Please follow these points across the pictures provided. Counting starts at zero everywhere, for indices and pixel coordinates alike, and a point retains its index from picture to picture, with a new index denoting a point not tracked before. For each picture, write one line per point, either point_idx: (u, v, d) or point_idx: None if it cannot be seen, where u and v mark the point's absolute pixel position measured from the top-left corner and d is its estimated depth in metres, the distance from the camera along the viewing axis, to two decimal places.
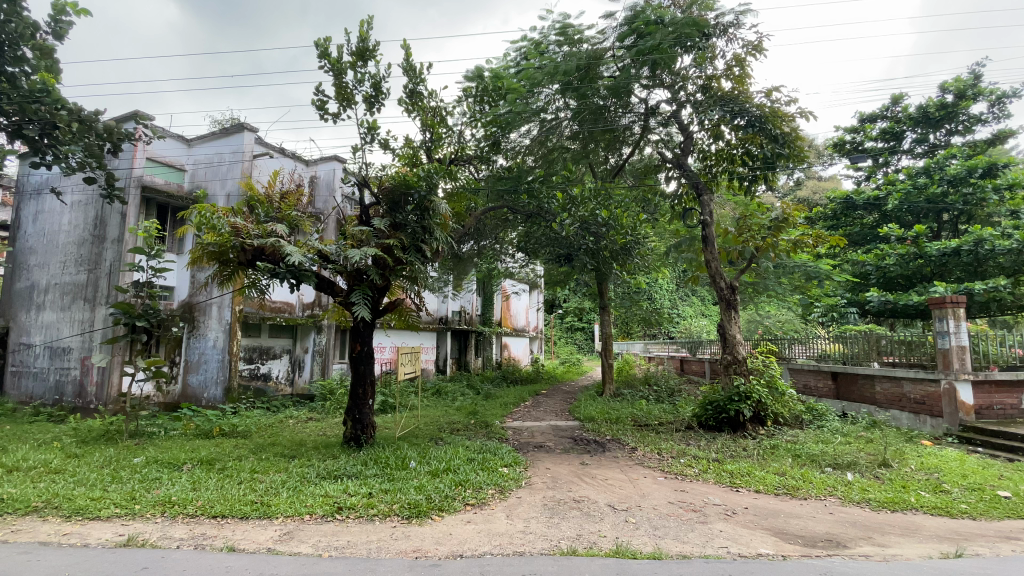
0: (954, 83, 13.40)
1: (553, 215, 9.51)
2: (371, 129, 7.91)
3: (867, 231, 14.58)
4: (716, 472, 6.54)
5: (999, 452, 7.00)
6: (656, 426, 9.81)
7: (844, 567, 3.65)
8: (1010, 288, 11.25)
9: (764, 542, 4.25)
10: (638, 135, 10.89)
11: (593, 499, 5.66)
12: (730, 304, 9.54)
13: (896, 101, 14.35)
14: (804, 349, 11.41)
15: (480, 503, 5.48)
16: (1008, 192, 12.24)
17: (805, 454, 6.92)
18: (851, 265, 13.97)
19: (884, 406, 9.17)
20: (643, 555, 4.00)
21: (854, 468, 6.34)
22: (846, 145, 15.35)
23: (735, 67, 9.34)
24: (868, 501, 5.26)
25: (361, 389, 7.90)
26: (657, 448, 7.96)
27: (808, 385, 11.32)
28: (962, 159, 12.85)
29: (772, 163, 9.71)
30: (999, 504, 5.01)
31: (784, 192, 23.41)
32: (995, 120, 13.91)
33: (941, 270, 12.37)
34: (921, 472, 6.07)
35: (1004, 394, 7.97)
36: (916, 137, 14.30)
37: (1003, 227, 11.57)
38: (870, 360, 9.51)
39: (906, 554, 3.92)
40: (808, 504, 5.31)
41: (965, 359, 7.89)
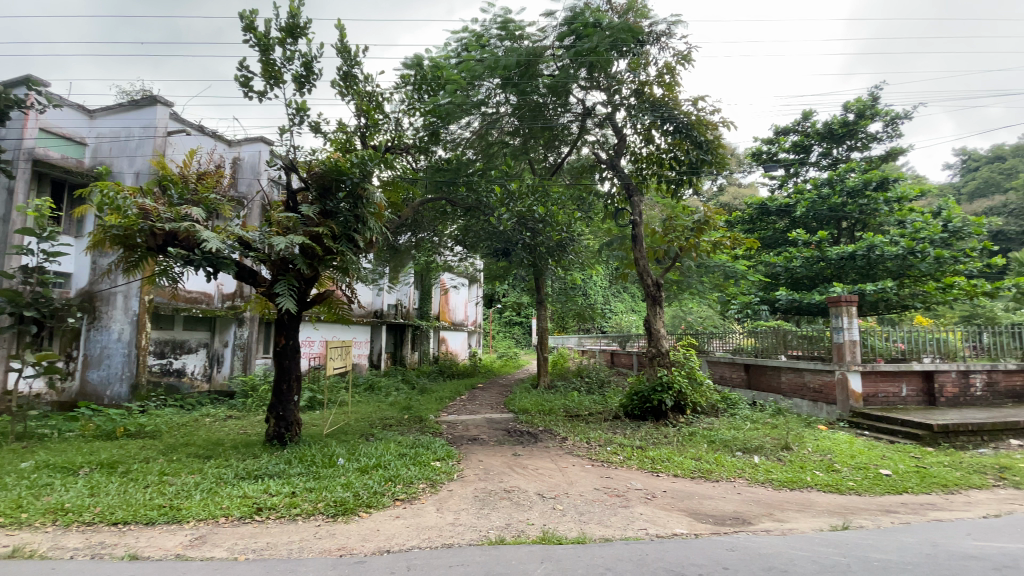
0: (856, 103, 14.81)
1: (491, 210, 9.45)
2: (301, 110, 7.53)
3: (778, 235, 15.83)
4: (639, 458, 6.91)
5: (880, 436, 7.88)
6: (586, 416, 10.18)
7: (748, 541, 3.99)
8: (895, 289, 12.75)
9: (680, 523, 4.55)
10: (576, 136, 11.12)
11: (523, 488, 5.78)
12: (655, 300, 10.03)
13: (806, 116, 15.64)
14: (721, 343, 12.27)
15: (410, 498, 5.41)
16: (897, 204, 13.75)
17: (719, 440, 7.45)
18: (764, 266, 15.14)
19: (788, 394, 10.10)
20: (568, 540, 4.15)
21: (760, 452, 6.92)
22: (763, 155, 16.57)
23: (667, 76, 9.79)
24: (771, 480, 5.77)
25: (285, 384, 7.51)
26: (585, 437, 8.24)
27: (724, 375, 12.25)
28: (859, 173, 14.29)
29: (697, 168, 10.32)
30: (880, 480, 5.66)
31: (706, 196, 24.86)
32: (888, 138, 15.54)
33: (840, 272, 13.73)
34: (817, 454, 6.73)
35: (888, 383, 8.91)
36: (822, 150, 15.70)
37: (890, 235, 13.02)
38: (778, 353, 10.39)
39: (801, 528, 4.34)
40: (720, 486, 5.75)
41: (857, 352, 8.79)
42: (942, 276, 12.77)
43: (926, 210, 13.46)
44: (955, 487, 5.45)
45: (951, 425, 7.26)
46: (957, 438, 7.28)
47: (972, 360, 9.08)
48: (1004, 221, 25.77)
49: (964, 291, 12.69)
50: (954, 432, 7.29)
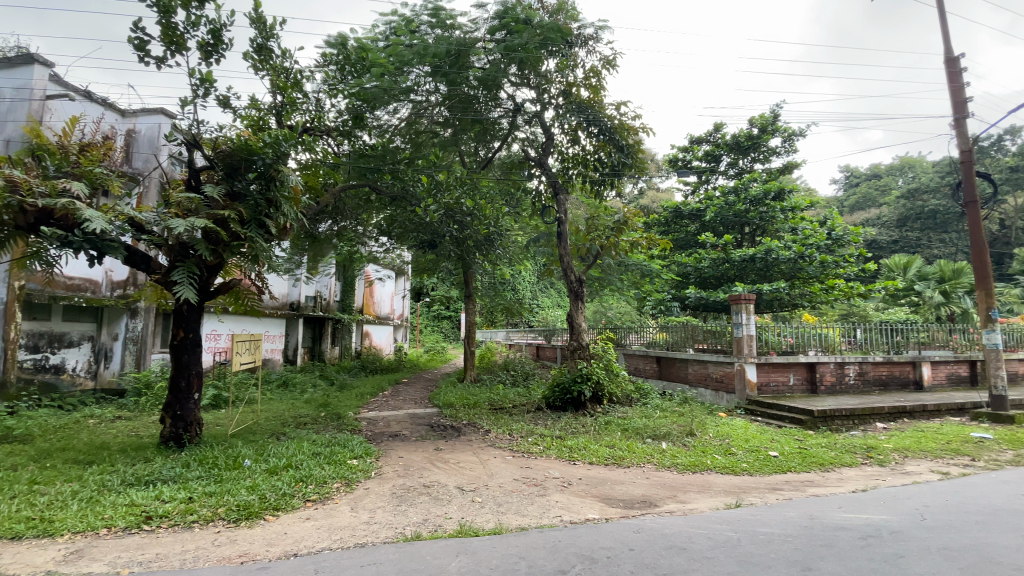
0: (759, 118, 16.17)
1: (417, 200, 9.23)
2: (205, 81, 6.88)
3: (689, 237, 16.98)
4: (558, 447, 7.13)
5: (770, 421, 8.73)
6: (510, 408, 10.34)
7: (652, 523, 4.25)
8: (787, 290, 14.17)
9: (592, 508, 4.75)
10: (506, 132, 11.19)
11: (443, 483, 5.75)
12: (577, 296, 10.37)
13: (717, 127, 16.86)
14: (637, 337, 12.96)
15: (322, 498, 5.19)
16: (791, 213, 15.23)
17: (632, 428, 7.88)
18: (676, 265, 16.20)
19: (694, 384, 10.90)
20: (484, 532, 4.18)
21: (668, 438, 7.40)
22: (678, 162, 17.67)
23: (593, 79, 10.10)
24: (676, 465, 6.19)
25: (184, 381, 6.89)
26: (508, 429, 8.36)
27: (638, 367, 12.96)
28: (760, 183, 15.64)
29: (618, 171, 10.75)
30: (769, 462, 6.27)
31: (628, 198, 26.05)
32: (786, 152, 17.14)
33: (742, 273, 15.01)
34: (717, 439, 7.31)
35: (778, 373, 9.87)
36: (730, 160, 17.02)
37: (785, 240, 14.43)
38: (687, 347, 11.16)
39: (700, 508, 4.70)
40: (630, 471, 6.08)
41: (753, 346, 9.68)
42: (826, 279, 14.37)
43: (815, 219, 15.04)
44: (830, 465, 6.14)
45: (827, 410, 8.19)
46: (833, 422, 8.24)
47: (847, 353, 10.30)
48: (876, 231, 29.50)
49: (843, 292, 14.37)
50: (830, 417, 8.23)
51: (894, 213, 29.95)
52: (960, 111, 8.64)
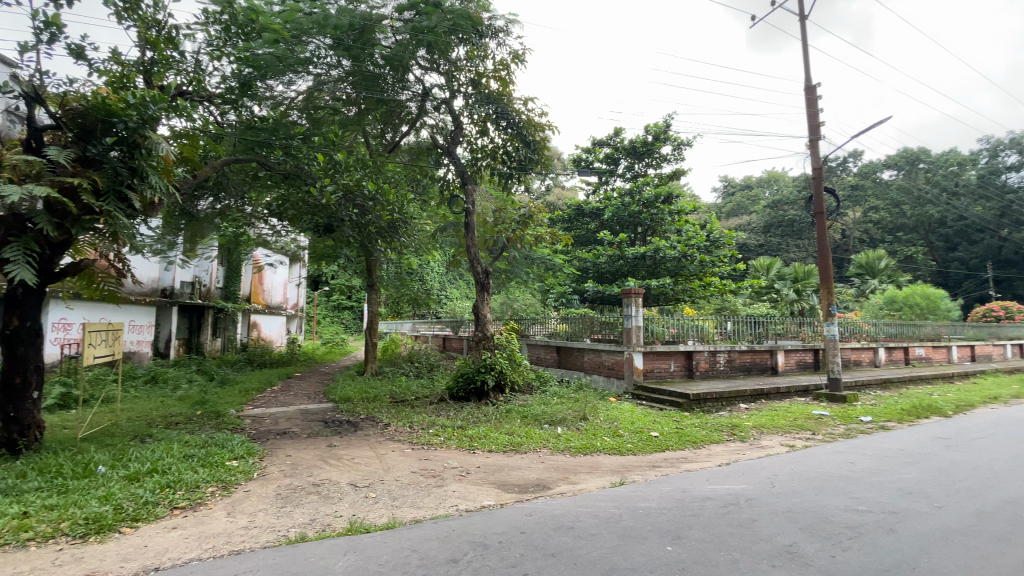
0: (654, 126, 17.39)
1: (313, 179, 8.54)
2: (51, 24, 5.80)
3: (590, 234, 17.90)
4: (458, 437, 7.14)
5: (653, 404, 9.52)
6: (411, 400, 10.17)
7: (544, 505, 4.42)
8: (671, 285, 15.53)
9: (488, 495, 4.83)
10: (414, 117, 10.89)
11: (334, 480, 5.49)
12: (483, 287, 10.43)
13: (617, 132, 17.85)
14: (540, 328, 13.40)
15: (194, 504, 4.70)
16: (678, 216, 16.64)
17: (530, 415, 8.14)
18: (577, 260, 16.99)
19: (589, 371, 11.54)
20: (376, 527, 4.06)
21: (563, 423, 7.76)
22: (581, 162, 18.47)
23: (503, 71, 10.14)
24: (569, 448, 6.51)
25: (18, 377, 5.82)
26: (408, 421, 8.21)
27: (540, 356, 13.42)
28: (653, 187, 16.88)
29: (525, 166, 10.96)
30: (651, 441, 6.83)
31: (536, 194, 26.68)
32: (675, 160, 18.66)
33: (635, 269, 16.14)
34: (607, 422, 7.81)
35: (662, 360, 10.78)
36: (627, 164, 18.15)
37: (671, 240, 15.76)
38: (584, 336, 11.77)
39: (589, 488, 4.98)
40: (527, 456, 6.28)
41: (641, 336, 10.47)
42: (704, 276, 15.96)
43: (697, 221, 16.58)
44: (701, 443, 6.85)
45: (701, 393, 9.12)
46: (705, 403, 9.19)
47: (719, 342, 11.54)
48: (746, 236, 33.35)
49: (718, 289, 16.06)
50: (703, 399, 9.18)
51: (761, 220, 34.08)
52: (814, 134, 9.98)
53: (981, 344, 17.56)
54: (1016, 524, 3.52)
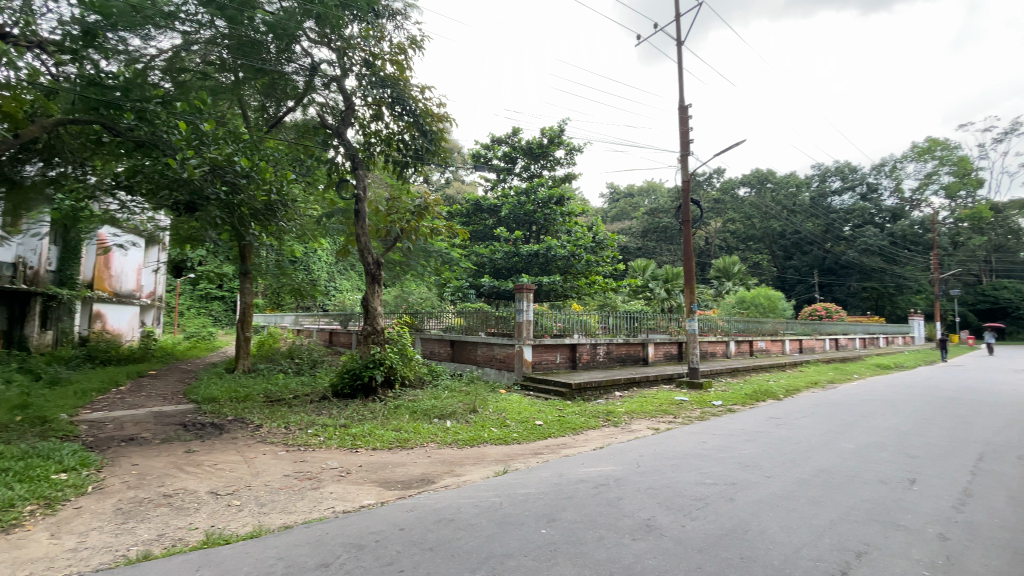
0: (549, 129, 18.02)
1: (172, 150, 7.56)
2: None
3: (486, 231, 18.06)
4: (339, 436, 6.80)
5: (540, 394, 9.93)
6: (289, 399, 9.44)
7: (426, 499, 4.38)
8: (561, 282, 16.28)
9: (368, 494, 4.66)
10: (298, 92, 10.10)
11: (191, 489, 4.91)
12: (374, 279, 10.01)
13: (515, 131, 18.22)
14: (433, 322, 13.25)
15: (5, 527, 3.90)
16: (569, 217, 17.46)
17: (419, 410, 8.01)
18: (474, 255, 17.09)
19: (481, 364, 11.68)
20: (238, 538, 3.71)
21: (453, 416, 7.76)
22: (480, 157, 18.55)
23: (400, 55, 9.80)
24: (457, 441, 6.53)
25: None
26: (284, 422, 7.62)
27: (433, 350, 13.28)
28: (547, 188, 17.52)
29: (422, 156, 10.66)
30: (535, 430, 7.11)
31: (434, 187, 26.23)
32: (568, 164, 19.55)
33: (528, 265, 16.69)
34: (495, 414, 7.97)
35: (550, 353, 11.28)
36: (524, 164, 18.61)
37: (562, 240, 16.54)
38: (480, 330, 11.81)
39: (472, 478, 5.05)
40: (412, 452, 6.17)
41: (531, 329, 10.84)
42: (590, 275, 16.98)
43: (585, 223, 17.55)
44: (580, 429, 7.29)
45: (582, 383, 9.71)
46: (586, 392, 9.82)
47: (601, 335, 12.38)
48: (628, 239, 36.16)
49: (602, 287, 17.18)
50: (584, 388, 9.80)
51: (640, 225, 37.21)
52: (685, 149, 11.08)
53: (806, 338, 20.96)
54: (822, 487, 4.25)
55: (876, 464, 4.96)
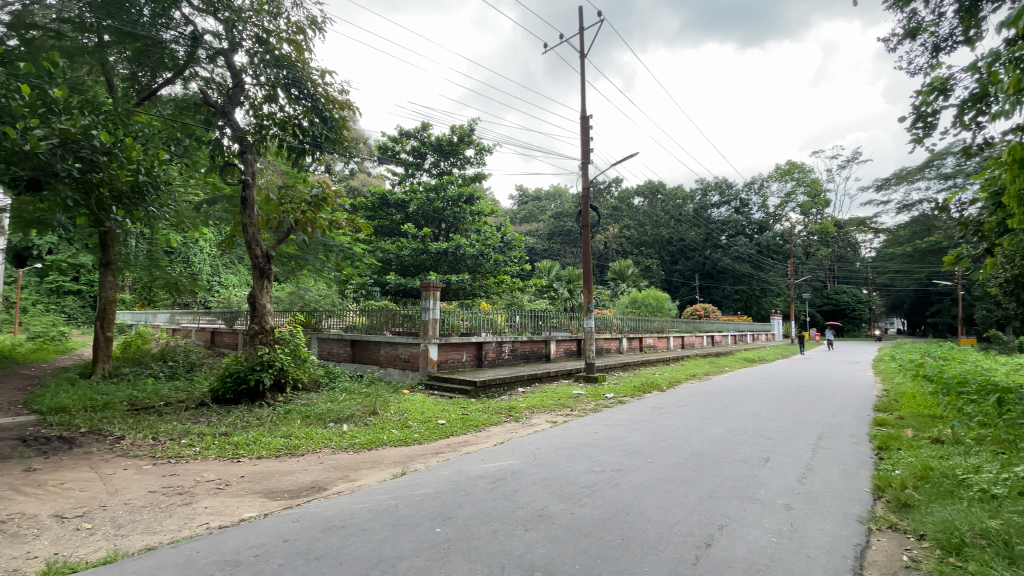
0: (460, 127, 17.94)
1: (12, 117, 6.33)
2: None
3: (393, 226, 17.39)
4: (219, 446, 6.20)
5: (444, 393, 9.85)
6: (159, 406, 8.40)
7: (315, 508, 4.15)
8: (469, 281, 16.30)
9: (250, 506, 4.30)
10: (180, 63, 8.95)
11: (27, 514, 4.17)
12: (263, 274, 9.26)
13: (424, 126, 17.92)
14: (332, 321, 12.58)
15: None
16: (478, 216, 17.52)
17: (313, 414, 7.56)
18: (379, 252, 16.51)
19: (383, 365, 11.31)
20: (88, 565, 3.23)
21: (350, 420, 7.43)
22: (387, 150, 17.95)
23: (299, 35, 9.18)
24: (353, 445, 6.26)
25: None
26: (152, 432, 6.77)
27: (331, 351, 12.61)
28: (457, 186, 17.44)
29: (321, 144, 10.03)
30: (437, 429, 7.04)
31: (337, 178, 24.86)
32: (478, 163, 19.62)
33: (436, 263, 16.48)
34: (396, 415, 7.76)
35: (456, 351, 11.23)
36: (433, 160, 18.35)
37: (471, 239, 16.55)
38: (384, 329, 11.42)
39: (368, 482, 4.88)
40: (303, 459, 5.81)
41: (437, 328, 10.72)
42: (498, 274, 17.18)
43: (494, 224, 17.73)
44: (482, 426, 7.36)
45: (486, 380, 9.81)
46: (490, 390, 9.94)
47: (507, 333, 12.59)
48: (535, 240, 37.31)
49: (508, 286, 17.47)
50: (488, 385, 9.92)
51: (546, 228, 38.64)
52: (587, 157, 11.66)
53: (689, 336, 23.13)
54: (695, 468, 4.72)
55: (740, 446, 5.61)
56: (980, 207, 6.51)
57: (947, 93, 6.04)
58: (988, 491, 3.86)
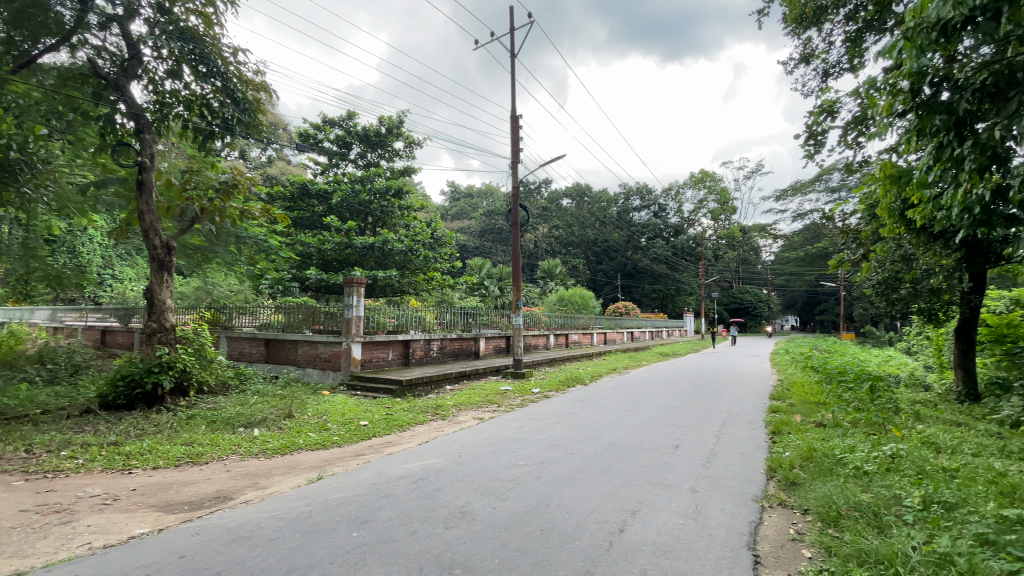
0: (388, 118, 17.41)
1: None
2: None
3: (315, 218, 16.54)
4: (107, 457, 5.57)
5: (367, 394, 9.51)
6: (34, 415, 7.38)
7: (218, 519, 3.84)
8: (396, 277, 15.88)
9: (142, 522, 3.89)
10: (66, 29, 7.77)
11: None
12: (163, 266, 8.41)
13: (349, 115, 17.19)
14: (245, 318, 11.73)
15: None
16: (407, 211, 17.10)
17: (220, 419, 7.01)
18: (298, 245, 15.61)
19: (302, 365, 10.72)
20: None
21: (262, 424, 6.97)
22: (309, 138, 17.01)
23: (208, 8, 8.43)
24: (265, 451, 5.88)
25: None
26: (23, 444, 5.93)
27: (243, 350, 11.75)
28: (384, 179, 16.89)
29: (232, 127, 9.28)
30: (358, 431, 6.79)
31: (253, 165, 23.18)
32: (407, 156, 19.14)
33: (362, 258, 15.86)
34: (314, 417, 7.39)
35: (381, 350, 10.88)
36: (359, 151, 17.65)
37: (399, 234, 16.12)
38: (303, 328, 10.83)
39: (280, 489, 4.60)
40: (208, 467, 5.36)
41: (360, 326, 10.33)
42: (428, 271, 16.90)
43: (424, 219, 17.41)
44: (406, 426, 7.20)
45: (412, 379, 9.60)
46: (416, 388, 9.75)
47: (436, 331, 12.42)
48: (466, 237, 37.15)
49: (438, 283, 17.25)
50: (414, 384, 9.71)
51: (477, 225, 38.60)
52: (517, 156, 11.78)
53: (611, 332, 24.18)
54: (612, 458, 4.93)
55: (653, 435, 5.94)
56: (858, 218, 7.38)
57: (834, 114, 6.75)
58: (860, 468, 4.39)
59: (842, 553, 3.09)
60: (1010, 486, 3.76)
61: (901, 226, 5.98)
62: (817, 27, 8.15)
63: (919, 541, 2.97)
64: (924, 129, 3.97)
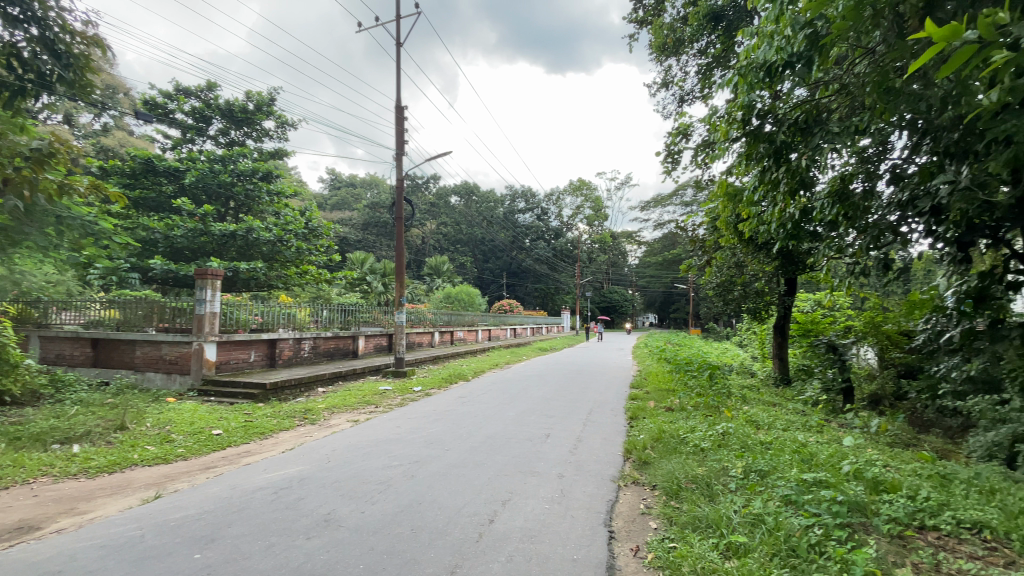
0: (257, 95, 15.83)
1: None
2: None
3: (162, 199, 14.41)
4: None
5: (224, 399, 8.54)
6: None
7: (18, 555, 3.18)
8: (264, 270, 14.54)
9: None
10: None
11: None
12: None
13: (210, 86, 15.30)
14: (64, 314, 9.84)
15: None
16: (276, 198, 15.74)
17: (27, 435, 5.80)
18: (140, 230, 13.52)
19: (140, 369, 9.30)
20: None
21: (85, 439, 5.91)
22: (156, 107, 14.78)
23: None
24: (87, 470, 4.99)
25: None
26: None
27: (60, 353, 9.85)
28: (251, 160, 15.33)
29: (50, 86, 7.58)
30: (210, 441, 6.08)
31: (81, 132, 19.55)
32: (279, 138, 17.58)
33: (222, 247, 14.26)
34: (155, 428, 6.46)
35: (241, 351, 9.85)
36: (220, 127, 15.79)
37: (268, 222, 14.77)
38: (143, 326, 9.39)
39: (105, 513, 3.94)
40: (6, 493, 4.40)
41: (216, 323, 9.26)
42: (301, 264, 15.72)
43: (297, 207, 16.16)
44: (269, 432, 6.63)
45: (279, 382, 8.84)
46: (283, 391, 9.00)
47: (308, 329, 11.60)
48: (347, 230, 35.29)
49: (313, 277, 16.15)
50: (280, 388, 8.95)
51: (360, 218, 36.85)
52: (401, 148, 11.46)
53: (495, 328, 24.71)
54: (487, 451, 5.06)
55: (527, 426, 6.21)
56: (704, 229, 8.45)
57: (687, 136, 7.64)
58: (698, 445, 5.06)
59: (681, 521, 3.52)
60: (807, 453, 4.60)
61: (734, 237, 6.98)
62: (676, 56, 9.16)
63: (740, 505, 3.52)
64: (752, 155, 4.68)
